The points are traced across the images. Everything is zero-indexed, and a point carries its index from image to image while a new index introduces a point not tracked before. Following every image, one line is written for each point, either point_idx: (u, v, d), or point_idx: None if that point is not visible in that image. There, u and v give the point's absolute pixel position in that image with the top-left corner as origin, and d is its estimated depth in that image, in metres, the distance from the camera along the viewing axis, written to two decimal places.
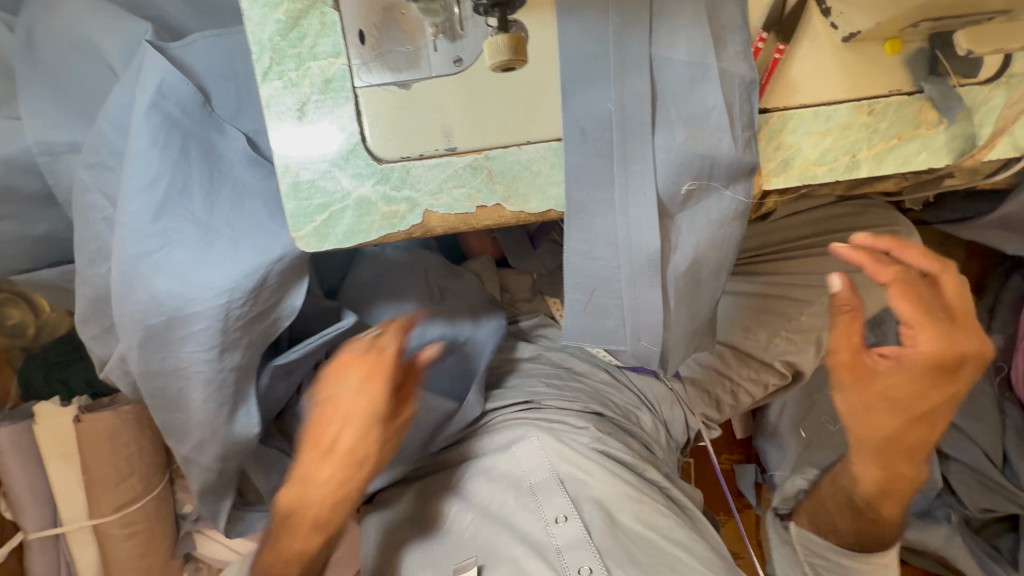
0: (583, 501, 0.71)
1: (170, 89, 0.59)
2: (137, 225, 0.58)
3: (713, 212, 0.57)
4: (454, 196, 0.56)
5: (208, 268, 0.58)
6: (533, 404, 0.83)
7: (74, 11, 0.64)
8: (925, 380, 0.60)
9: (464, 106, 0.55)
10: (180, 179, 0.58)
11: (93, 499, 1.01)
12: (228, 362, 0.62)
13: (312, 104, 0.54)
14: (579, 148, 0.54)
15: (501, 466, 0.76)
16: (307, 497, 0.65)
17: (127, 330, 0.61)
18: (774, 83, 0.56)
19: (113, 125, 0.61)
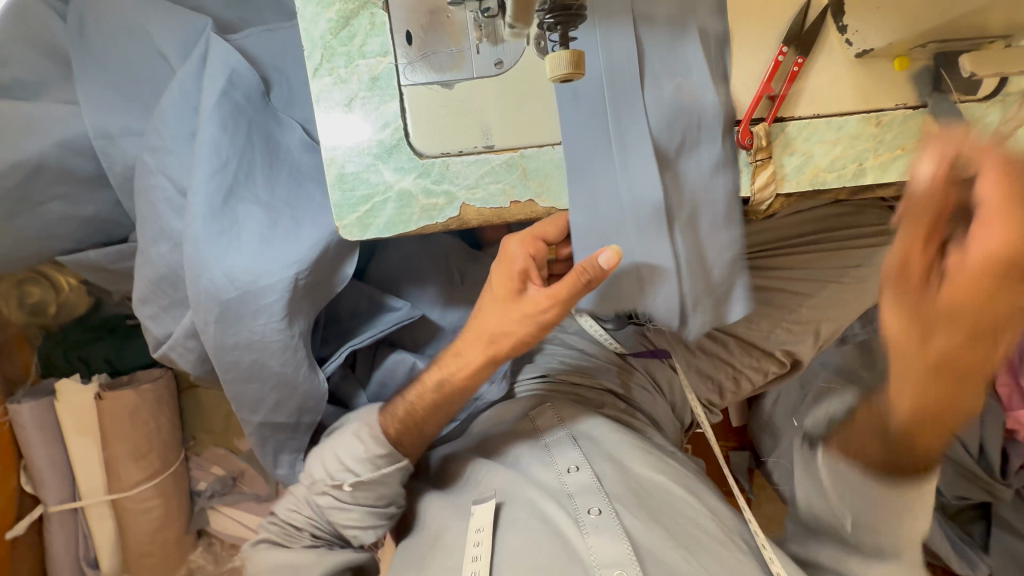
0: (596, 455, 0.73)
1: (239, 79, 0.63)
2: (207, 206, 0.60)
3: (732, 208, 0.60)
4: (490, 191, 0.59)
5: (279, 244, 0.61)
6: (547, 378, 0.88)
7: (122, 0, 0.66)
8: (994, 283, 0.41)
9: (503, 105, 0.58)
10: (247, 162, 0.62)
11: (116, 473, 1.04)
12: (297, 331, 0.64)
13: (358, 100, 0.57)
14: (616, 149, 0.57)
15: (520, 427, 0.80)
16: (431, 381, 0.73)
17: (201, 308, 0.62)
18: (790, 94, 0.60)
19: (179, 109, 0.63)
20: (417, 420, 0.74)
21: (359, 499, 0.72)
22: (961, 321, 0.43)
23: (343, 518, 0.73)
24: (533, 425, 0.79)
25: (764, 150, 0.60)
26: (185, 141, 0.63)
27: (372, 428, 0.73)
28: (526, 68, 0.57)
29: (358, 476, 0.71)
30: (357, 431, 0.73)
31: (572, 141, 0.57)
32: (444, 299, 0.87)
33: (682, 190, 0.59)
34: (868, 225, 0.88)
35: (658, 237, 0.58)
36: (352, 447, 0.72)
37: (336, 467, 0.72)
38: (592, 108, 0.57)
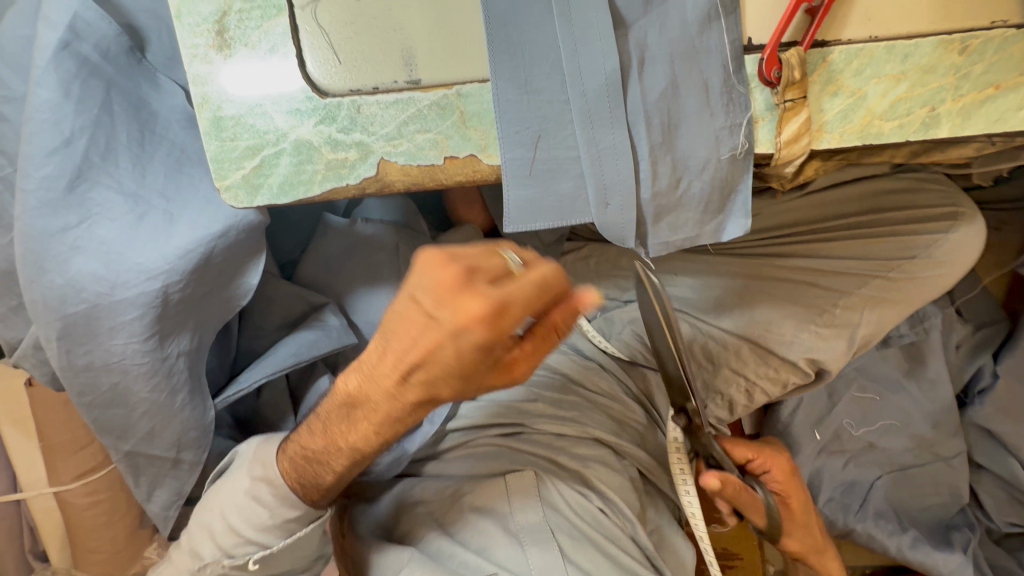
0: (579, 559, 0.58)
1: (85, 27, 0.46)
2: (45, 194, 0.47)
3: (714, 175, 0.45)
4: (417, 142, 0.44)
5: (141, 244, 0.48)
6: (521, 431, 0.69)
7: None
8: (789, 477, 0.73)
9: (428, 24, 0.42)
10: (102, 138, 0.47)
11: (53, 465, 0.95)
12: (172, 353, 0.52)
13: (234, 16, 0.42)
14: (578, 88, 0.42)
15: (484, 499, 0.62)
16: (327, 429, 0.49)
17: (41, 320, 0.49)
18: (836, 4, 0.42)
19: (9, 68, 0.48)
20: (331, 442, 0.49)
21: (274, 566, 0.55)
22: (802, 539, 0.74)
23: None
24: (506, 495, 0.62)
25: (797, 85, 0.43)
26: (21, 106, 0.48)
27: (274, 485, 0.53)
28: None
29: (264, 548, 0.54)
30: (251, 461, 0.55)
31: (520, 73, 0.42)
32: (392, 291, 0.71)
33: (652, 130, 0.43)
34: (927, 210, 0.70)
35: (610, 197, 0.45)
36: (253, 511, 0.54)
37: (227, 537, 0.54)
38: (543, 35, 0.42)
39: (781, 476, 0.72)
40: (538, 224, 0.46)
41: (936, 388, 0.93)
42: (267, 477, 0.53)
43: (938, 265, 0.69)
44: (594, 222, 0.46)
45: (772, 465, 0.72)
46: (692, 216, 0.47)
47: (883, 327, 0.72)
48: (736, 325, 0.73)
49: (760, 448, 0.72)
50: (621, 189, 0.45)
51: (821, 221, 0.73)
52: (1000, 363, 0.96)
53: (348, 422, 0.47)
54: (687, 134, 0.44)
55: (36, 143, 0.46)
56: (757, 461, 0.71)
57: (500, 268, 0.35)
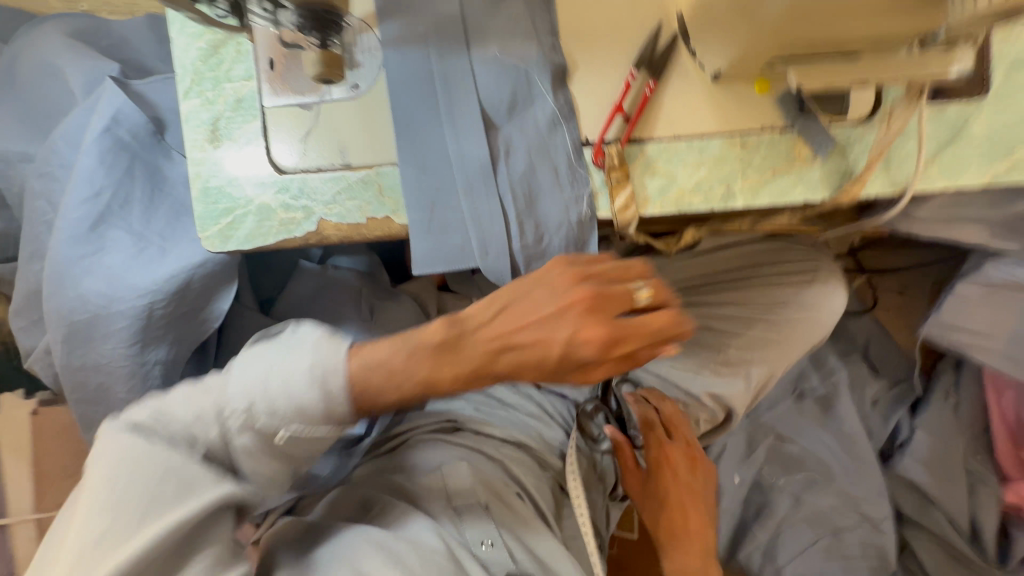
0: (507, 525, 0.71)
1: (123, 118, 0.65)
2: (74, 231, 0.63)
3: (568, 232, 0.60)
4: (347, 207, 0.60)
5: (138, 269, 0.63)
6: (456, 425, 0.85)
7: (46, 47, 0.70)
8: (691, 454, 0.87)
9: (359, 127, 0.60)
10: (123, 194, 0.65)
11: (42, 491, 1.05)
12: (149, 359, 0.65)
13: (224, 120, 0.60)
14: (462, 171, 0.59)
15: (427, 482, 0.75)
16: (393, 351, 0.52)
17: (54, 325, 0.64)
18: (645, 117, 0.59)
19: (65, 143, 0.66)
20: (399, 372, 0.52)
21: (287, 450, 0.53)
22: (689, 512, 0.85)
23: (252, 467, 0.52)
24: (443, 480, 0.75)
25: (619, 169, 0.59)
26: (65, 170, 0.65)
27: (325, 374, 0.50)
28: (381, 91, 0.60)
29: (301, 430, 0.51)
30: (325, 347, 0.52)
31: (419, 159, 0.59)
32: (351, 324, 0.86)
33: (517, 201, 0.59)
34: (795, 266, 0.83)
35: (488, 248, 0.60)
36: (292, 390, 0.50)
37: (262, 409, 0.50)
38: (435, 134, 0.59)
39: (682, 455, 0.86)
40: (435, 266, 0.60)
41: (854, 437, 0.99)
42: (335, 370, 0.51)
43: (804, 310, 0.82)
44: (478, 266, 0.61)
45: (679, 436, 0.86)
46: None
47: (774, 368, 0.84)
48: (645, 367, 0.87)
49: (675, 416, 0.87)
50: (496, 243, 0.60)
51: (713, 275, 0.86)
52: (916, 418, 1.03)
53: (437, 352, 0.52)
54: (545, 202, 0.59)
55: (76, 195, 0.64)
56: (671, 430, 0.87)
57: (630, 301, 0.53)
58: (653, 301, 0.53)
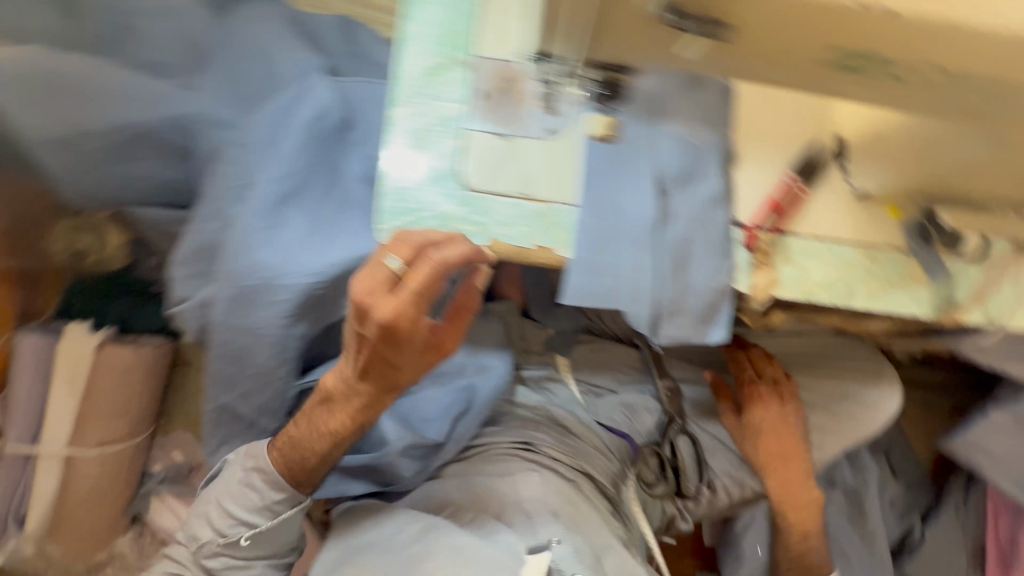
0: (577, 531, 0.78)
1: (328, 111, 0.71)
2: (261, 202, 0.68)
3: (708, 297, 0.68)
4: (519, 232, 0.67)
5: (310, 250, 0.68)
6: (530, 446, 0.90)
7: (261, 26, 0.76)
8: (782, 407, 0.93)
9: (547, 166, 0.67)
10: (311, 179, 0.70)
11: (82, 428, 1.04)
12: (295, 333, 0.71)
13: (429, 133, 0.67)
14: (630, 225, 0.66)
15: (501, 487, 0.83)
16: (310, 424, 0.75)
17: (223, 285, 0.69)
18: (792, 215, 0.68)
19: (267, 121, 0.72)
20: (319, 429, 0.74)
21: (252, 551, 0.81)
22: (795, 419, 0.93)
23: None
24: (516, 488, 0.83)
25: (764, 255, 0.67)
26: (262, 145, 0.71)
27: (265, 468, 0.77)
28: (574, 139, 0.67)
29: (254, 529, 0.79)
30: (255, 459, 0.78)
31: (595, 207, 0.66)
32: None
33: (672, 261, 0.67)
34: (861, 365, 0.93)
35: (635, 295, 0.67)
36: (244, 495, 0.78)
37: (223, 520, 0.79)
38: (615, 188, 0.66)
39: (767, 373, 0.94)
40: (585, 301, 0.67)
41: (870, 533, 1.06)
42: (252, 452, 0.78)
43: (865, 406, 0.91)
44: (624, 309, 0.67)
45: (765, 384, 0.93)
46: (691, 322, 0.68)
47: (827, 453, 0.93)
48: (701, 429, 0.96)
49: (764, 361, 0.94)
50: (644, 293, 0.67)
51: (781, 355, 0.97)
52: (926, 525, 1.11)
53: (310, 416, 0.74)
54: (695, 267, 0.67)
55: (267, 175, 0.69)
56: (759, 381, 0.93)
57: (386, 275, 0.59)
58: (405, 266, 0.59)
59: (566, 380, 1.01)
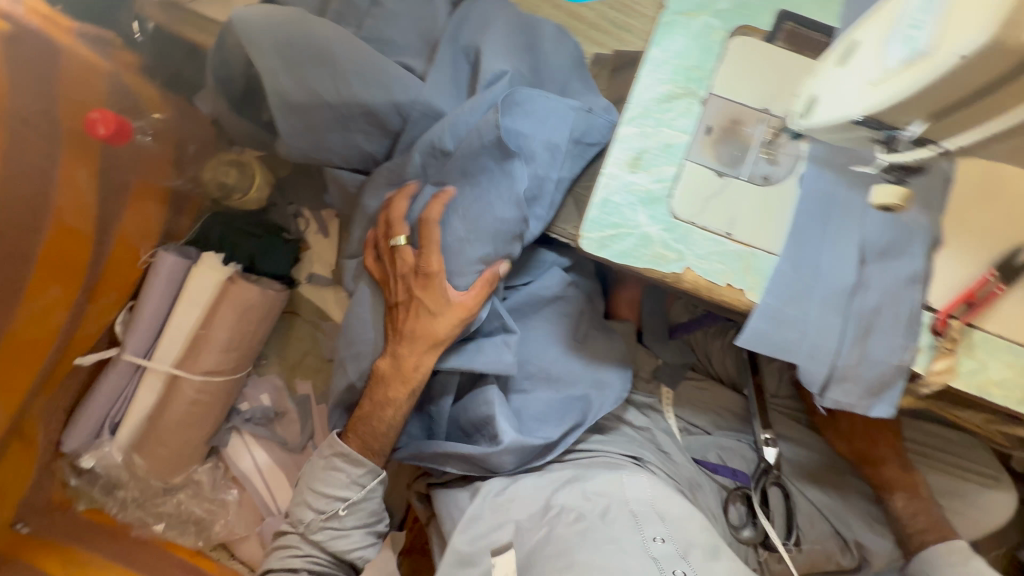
0: (681, 533, 0.78)
1: (534, 122, 0.80)
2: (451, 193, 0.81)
3: (882, 370, 0.68)
4: (714, 268, 0.69)
5: (473, 245, 0.82)
6: (638, 460, 0.93)
7: (491, 34, 0.85)
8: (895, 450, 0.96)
9: (753, 211, 0.69)
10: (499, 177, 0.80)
11: (196, 353, 1.05)
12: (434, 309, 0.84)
13: (649, 154, 0.69)
14: (823, 284, 0.68)
15: (606, 481, 0.85)
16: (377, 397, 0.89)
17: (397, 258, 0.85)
18: (984, 309, 0.68)
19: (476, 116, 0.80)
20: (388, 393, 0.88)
21: (352, 522, 0.93)
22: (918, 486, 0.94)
23: (342, 543, 0.93)
24: (623, 489, 0.84)
25: (952, 342, 0.67)
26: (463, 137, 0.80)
27: (347, 451, 0.91)
28: (786, 190, 0.69)
29: (349, 501, 0.92)
30: (341, 466, 0.91)
31: (794, 259, 0.68)
32: (561, 346, 0.95)
33: (857, 328, 0.68)
34: (978, 467, 0.98)
35: (814, 353, 0.68)
36: (333, 476, 0.91)
37: (320, 501, 0.91)
38: (815, 246, 0.68)
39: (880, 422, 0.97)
40: (763, 348, 0.68)
41: None
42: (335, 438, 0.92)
43: (976, 507, 0.95)
44: (797, 364, 0.69)
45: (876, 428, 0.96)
46: (858, 391, 0.69)
47: None
48: (797, 487, 0.98)
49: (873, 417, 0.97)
50: (822, 353, 0.68)
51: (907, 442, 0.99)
52: None
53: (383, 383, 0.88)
54: (877, 339, 0.68)
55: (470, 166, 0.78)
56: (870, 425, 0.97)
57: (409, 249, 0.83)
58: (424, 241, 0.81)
59: (666, 411, 1.04)
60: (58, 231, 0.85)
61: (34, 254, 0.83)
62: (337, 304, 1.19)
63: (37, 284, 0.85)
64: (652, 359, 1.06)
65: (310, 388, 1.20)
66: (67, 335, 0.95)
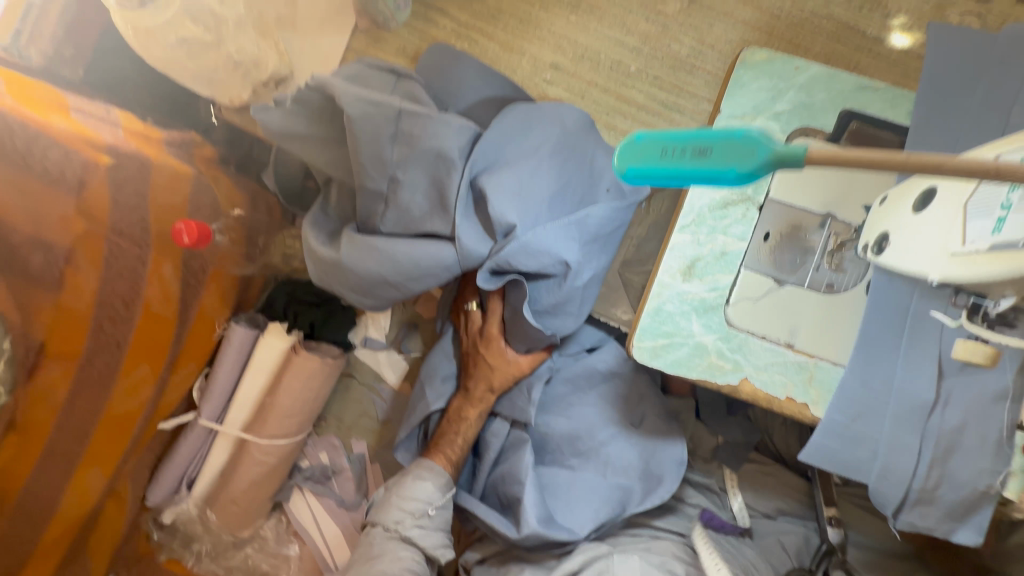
0: None
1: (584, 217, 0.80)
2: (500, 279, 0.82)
3: (966, 495, 0.63)
4: (773, 379, 0.66)
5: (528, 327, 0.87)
6: (685, 539, 0.93)
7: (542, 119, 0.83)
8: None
9: (817, 321, 0.66)
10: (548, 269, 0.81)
11: (264, 419, 1.11)
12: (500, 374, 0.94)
13: (703, 262, 0.68)
14: (898, 401, 0.64)
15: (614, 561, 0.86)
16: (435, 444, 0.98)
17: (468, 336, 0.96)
18: None
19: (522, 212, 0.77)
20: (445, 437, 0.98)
21: (435, 522, 0.93)
22: None
23: (429, 541, 0.92)
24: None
25: None
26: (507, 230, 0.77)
27: (428, 467, 0.94)
28: (853, 300, 0.66)
29: (435, 503, 0.92)
30: (430, 473, 0.93)
31: (862, 374, 0.64)
32: (614, 429, 0.94)
33: (936, 448, 0.63)
34: None
35: (883, 474, 0.64)
36: (423, 483, 0.92)
37: (412, 504, 0.91)
38: (887, 360, 0.64)
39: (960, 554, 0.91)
40: (828, 465, 0.65)
41: None
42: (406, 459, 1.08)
43: None
44: (866, 482, 0.65)
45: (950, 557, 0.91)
46: (937, 515, 0.64)
47: None
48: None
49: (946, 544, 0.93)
50: (894, 473, 0.64)
51: None
52: None
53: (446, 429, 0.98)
54: (958, 462, 0.63)
55: (517, 261, 0.78)
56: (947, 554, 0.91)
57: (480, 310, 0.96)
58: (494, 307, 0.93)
59: (727, 493, 1.00)
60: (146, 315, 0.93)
61: (126, 340, 0.91)
62: (391, 367, 1.24)
63: (129, 365, 0.93)
64: (708, 435, 1.03)
65: (366, 447, 1.25)
66: (152, 406, 1.04)
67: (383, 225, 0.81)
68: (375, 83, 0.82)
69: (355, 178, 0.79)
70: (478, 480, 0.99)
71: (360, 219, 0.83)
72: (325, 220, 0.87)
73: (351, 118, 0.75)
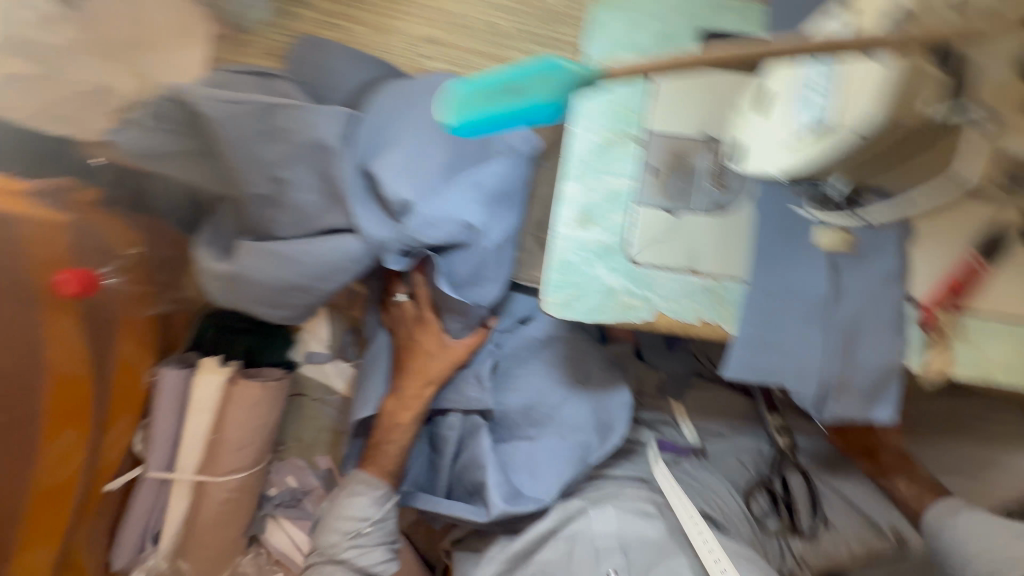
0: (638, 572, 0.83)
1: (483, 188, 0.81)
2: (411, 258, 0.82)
3: (877, 378, 0.66)
4: (684, 307, 0.67)
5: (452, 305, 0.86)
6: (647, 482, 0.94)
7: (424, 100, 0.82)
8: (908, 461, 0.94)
9: (713, 243, 0.68)
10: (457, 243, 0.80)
11: (216, 457, 1.08)
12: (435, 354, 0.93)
13: (597, 207, 0.68)
14: (800, 302, 0.66)
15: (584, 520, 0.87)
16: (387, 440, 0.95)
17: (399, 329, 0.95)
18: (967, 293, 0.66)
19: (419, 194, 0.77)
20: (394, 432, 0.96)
21: (374, 539, 0.93)
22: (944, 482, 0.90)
23: (368, 558, 0.92)
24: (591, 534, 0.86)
25: (941, 334, 0.65)
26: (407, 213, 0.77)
27: (365, 479, 0.93)
28: (742, 216, 0.68)
29: (371, 518, 0.92)
30: (365, 487, 0.92)
31: (764, 283, 0.66)
32: (561, 388, 0.95)
33: (843, 339, 0.66)
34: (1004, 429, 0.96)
35: (802, 375, 0.65)
36: (359, 498, 0.91)
37: (346, 522, 0.91)
38: (784, 266, 0.66)
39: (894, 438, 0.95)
40: (753, 377, 0.65)
41: None
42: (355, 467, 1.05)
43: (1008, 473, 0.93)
44: (789, 387, 0.66)
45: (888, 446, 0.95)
46: (858, 401, 0.66)
47: None
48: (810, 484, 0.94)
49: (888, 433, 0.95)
50: (811, 370, 0.65)
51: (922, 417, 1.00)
52: None
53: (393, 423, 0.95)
54: (864, 347, 0.66)
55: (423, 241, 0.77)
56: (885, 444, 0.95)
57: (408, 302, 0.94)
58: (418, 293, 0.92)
59: (680, 425, 1.02)
60: (60, 381, 0.86)
61: (40, 410, 0.83)
62: (339, 378, 1.22)
63: (53, 431, 0.86)
64: (654, 375, 1.07)
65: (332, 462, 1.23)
66: (89, 470, 0.98)
67: (279, 232, 0.78)
68: (243, 88, 0.78)
69: (238, 188, 0.76)
70: (443, 475, 0.99)
71: (254, 229, 0.79)
72: (218, 238, 0.83)
73: (220, 129, 0.72)
